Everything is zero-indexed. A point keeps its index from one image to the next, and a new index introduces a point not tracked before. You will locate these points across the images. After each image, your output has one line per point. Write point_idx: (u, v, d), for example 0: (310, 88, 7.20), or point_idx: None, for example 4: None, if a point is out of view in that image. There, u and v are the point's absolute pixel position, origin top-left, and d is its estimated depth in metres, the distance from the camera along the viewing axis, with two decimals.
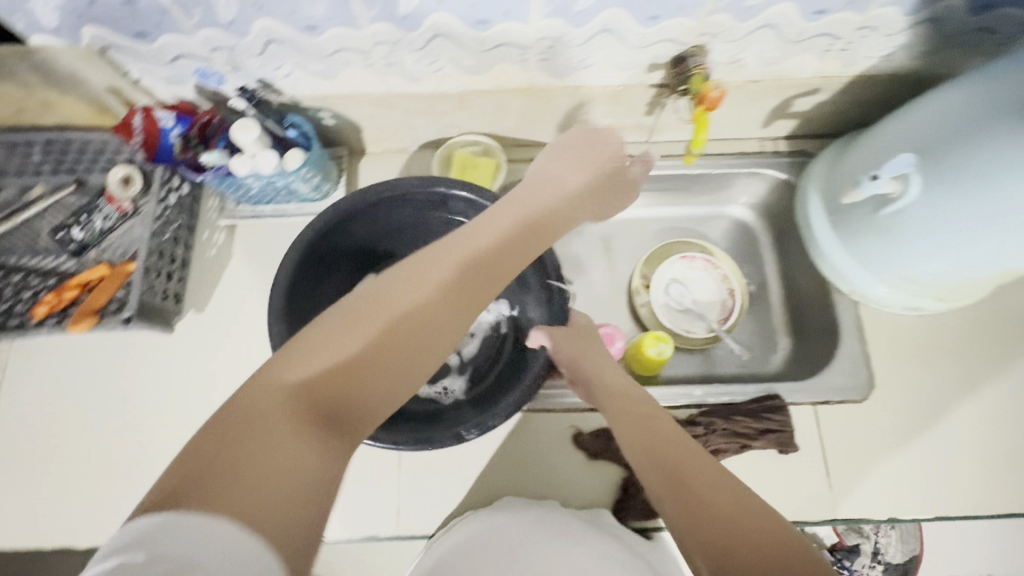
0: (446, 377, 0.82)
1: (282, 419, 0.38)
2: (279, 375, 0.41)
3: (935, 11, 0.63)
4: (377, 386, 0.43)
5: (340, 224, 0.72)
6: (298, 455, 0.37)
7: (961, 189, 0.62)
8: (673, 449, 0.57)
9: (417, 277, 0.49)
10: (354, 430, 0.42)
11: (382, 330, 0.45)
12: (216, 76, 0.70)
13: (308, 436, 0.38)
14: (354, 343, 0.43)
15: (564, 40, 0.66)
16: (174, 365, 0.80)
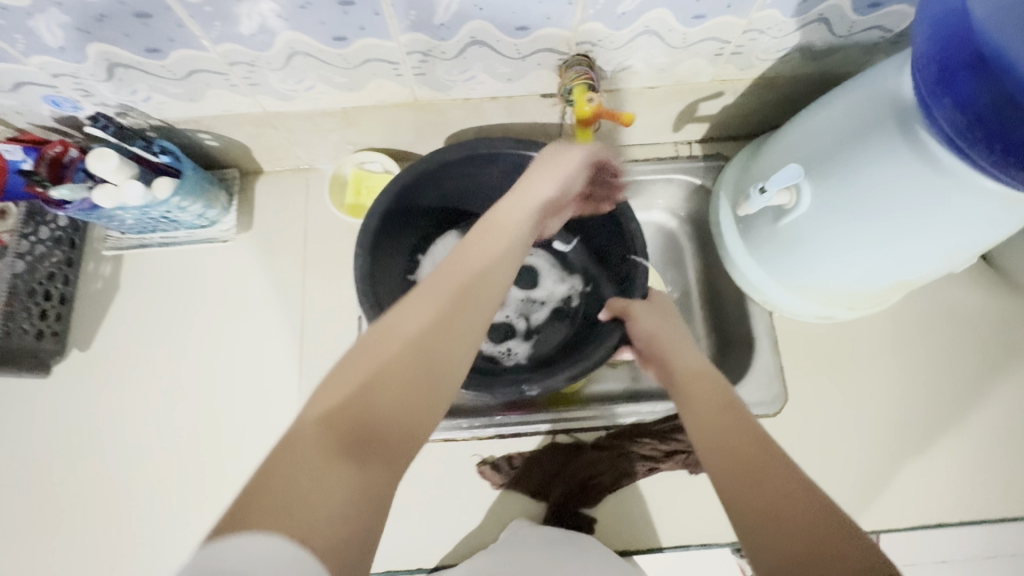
0: (513, 339, 0.82)
1: (316, 454, 0.34)
2: (370, 355, 0.40)
3: (821, 11, 0.60)
4: (407, 405, 0.39)
5: (412, 186, 0.70)
6: (400, 415, 0.38)
7: (850, 200, 0.59)
8: (726, 430, 0.48)
9: (437, 284, 0.45)
10: (401, 443, 0.38)
11: (420, 349, 0.41)
12: (70, 103, 0.65)
13: (339, 462, 0.34)
14: (409, 361, 0.40)
15: (434, 53, 0.61)
16: (66, 409, 0.76)
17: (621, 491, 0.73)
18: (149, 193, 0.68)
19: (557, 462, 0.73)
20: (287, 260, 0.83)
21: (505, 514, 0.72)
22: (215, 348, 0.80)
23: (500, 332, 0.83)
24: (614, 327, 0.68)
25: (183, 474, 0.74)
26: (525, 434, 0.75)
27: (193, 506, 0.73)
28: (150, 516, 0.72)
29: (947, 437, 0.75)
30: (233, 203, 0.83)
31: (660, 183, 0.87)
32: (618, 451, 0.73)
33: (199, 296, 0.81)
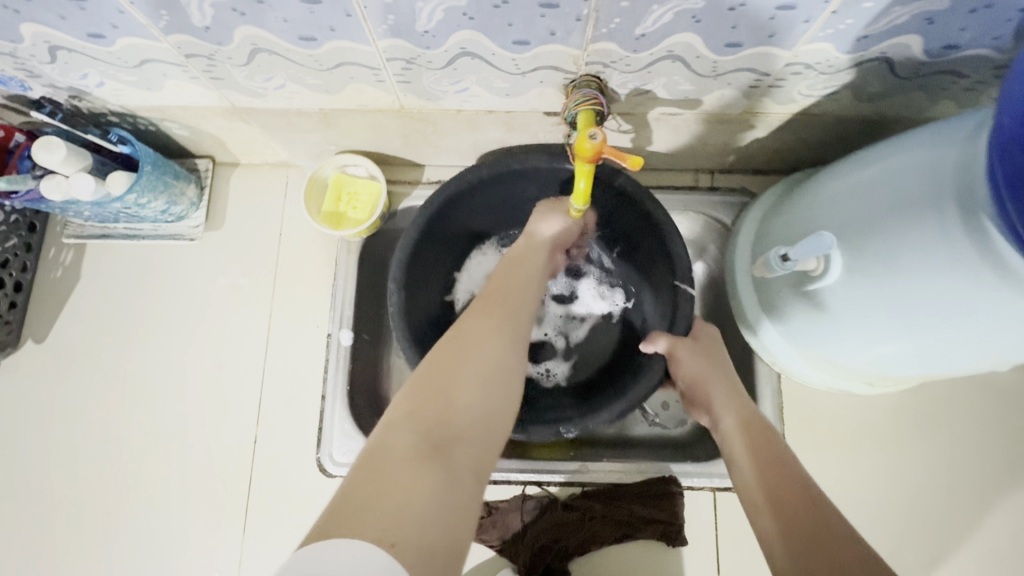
0: (551, 359, 0.75)
1: (406, 454, 0.41)
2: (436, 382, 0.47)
3: (884, 49, 0.50)
4: (476, 413, 0.46)
5: (439, 213, 0.63)
6: (473, 406, 0.46)
7: (888, 280, 0.51)
8: (766, 456, 0.52)
9: (496, 309, 0.54)
10: (469, 442, 0.45)
11: (487, 368, 0.49)
12: (15, 82, 0.58)
13: (422, 462, 0.41)
14: (481, 374, 0.48)
15: (419, 62, 0.53)
16: (18, 404, 0.72)
17: (589, 554, 0.68)
18: (101, 188, 0.62)
19: (523, 517, 0.69)
20: (258, 263, 0.77)
21: (464, 563, 0.68)
22: (175, 353, 0.74)
23: (534, 350, 0.75)
24: (658, 364, 0.60)
25: (133, 485, 0.70)
26: (493, 481, 0.70)
27: (140, 521, 0.69)
28: (97, 525, 0.69)
29: (958, 530, 0.68)
30: (203, 197, 0.77)
31: (674, 214, 0.78)
32: (590, 513, 0.68)
33: (163, 294, 0.76)
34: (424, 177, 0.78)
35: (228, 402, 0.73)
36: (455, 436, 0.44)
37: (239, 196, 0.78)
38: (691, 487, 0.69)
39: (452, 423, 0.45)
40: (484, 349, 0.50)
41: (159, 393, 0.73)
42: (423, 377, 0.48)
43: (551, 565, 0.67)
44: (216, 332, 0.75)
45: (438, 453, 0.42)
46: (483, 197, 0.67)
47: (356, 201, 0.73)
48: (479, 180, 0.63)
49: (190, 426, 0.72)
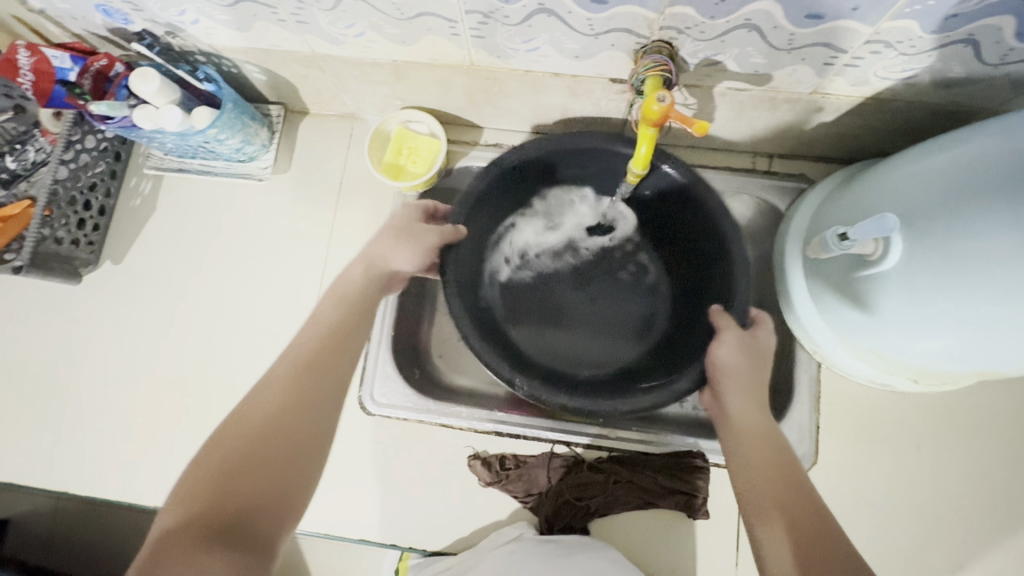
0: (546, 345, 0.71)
1: (190, 544, 0.40)
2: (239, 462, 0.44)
3: (972, 30, 0.48)
4: (268, 478, 0.45)
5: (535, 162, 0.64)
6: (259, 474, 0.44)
7: (947, 268, 0.50)
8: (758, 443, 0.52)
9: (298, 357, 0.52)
10: (270, 513, 0.44)
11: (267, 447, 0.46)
12: (120, 15, 0.63)
13: (198, 554, 0.39)
14: (266, 446, 0.46)
15: (495, 16, 0.54)
16: (96, 318, 0.79)
17: (610, 516, 0.70)
18: (186, 121, 0.66)
19: (549, 474, 0.71)
20: (318, 209, 0.81)
21: (488, 510, 0.71)
22: (236, 286, 0.79)
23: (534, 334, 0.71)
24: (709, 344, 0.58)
25: (187, 403, 0.76)
26: (523, 437, 0.72)
27: (193, 436, 0.75)
28: (154, 437, 0.75)
29: (991, 538, 0.67)
30: (273, 141, 0.81)
31: (728, 195, 0.77)
32: (615, 477, 0.70)
33: (229, 230, 0.81)
34: (482, 139, 0.80)
35: (280, 337, 0.77)
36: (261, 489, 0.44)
37: (306, 144, 0.82)
38: (718, 465, 0.70)
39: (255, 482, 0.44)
40: (274, 410, 0.47)
41: (221, 322, 0.78)
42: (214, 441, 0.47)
43: (573, 522, 0.69)
44: (275, 271, 0.79)
45: (227, 537, 0.41)
46: (604, 160, 0.65)
47: (416, 155, 0.76)
48: (596, 145, 0.63)
49: (244, 356, 0.77)
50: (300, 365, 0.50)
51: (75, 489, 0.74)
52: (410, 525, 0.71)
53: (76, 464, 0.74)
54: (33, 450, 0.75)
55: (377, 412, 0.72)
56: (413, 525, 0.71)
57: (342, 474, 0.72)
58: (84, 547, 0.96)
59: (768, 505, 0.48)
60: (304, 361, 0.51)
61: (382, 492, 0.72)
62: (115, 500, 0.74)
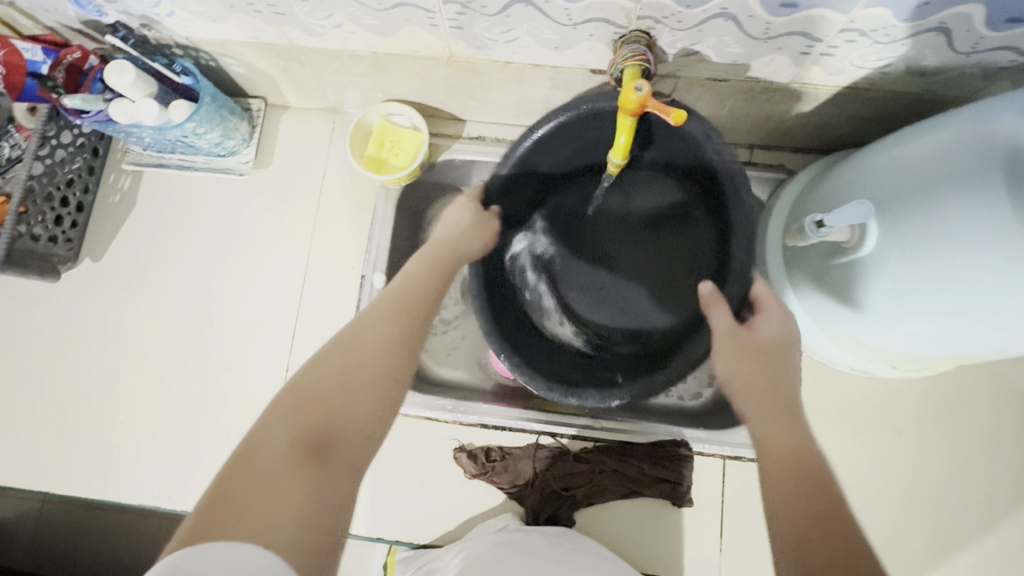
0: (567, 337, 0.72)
1: (298, 433, 0.45)
2: (353, 353, 0.51)
3: (943, 18, 0.49)
4: (330, 406, 0.47)
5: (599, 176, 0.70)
6: (319, 373, 0.49)
7: (925, 253, 0.50)
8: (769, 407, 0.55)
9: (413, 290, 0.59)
10: (356, 443, 0.47)
11: (356, 378, 0.50)
12: (93, 7, 0.61)
13: (300, 450, 0.44)
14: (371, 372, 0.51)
15: (473, 6, 0.54)
16: (77, 317, 0.78)
17: (594, 506, 0.70)
18: (164, 115, 0.65)
19: (535, 464, 0.71)
20: (300, 204, 0.80)
21: (475, 503, 0.71)
22: (217, 283, 0.78)
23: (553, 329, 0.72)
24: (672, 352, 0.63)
25: (170, 400, 0.75)
26: (509, 428, 0.72)
27: (177, 433, 0.74)
28: (137, 436, 0.74)
29: (970, 520, 0.68)
30: (253, 135, 0.80)
31: None
32: (600, 467, 0.70)
33: (211, 224, 0.80)
34: (464, 132, 0.80)
35: (264, 333, 0.77)
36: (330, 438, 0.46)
37: (287, 137, 0.81)
38: (701, 453, 0.71)
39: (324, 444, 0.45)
40: (376, 352, 0.52)
41: (204, 316, 0.78)
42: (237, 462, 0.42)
43: (558, 513, 0.69)
44: (258, 266, 0.79)
45: (319, 456, 0.44)
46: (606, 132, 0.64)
47: (398, 149, 0.76)
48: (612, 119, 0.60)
49: (227, 353, 0.76)
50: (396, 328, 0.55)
51: (58, 490, 0.73)
52: (396, 518, 0.71)
53: (57, 465, 0.73)
54: (12, 450, 0.74)
55: None
56: (399, 519, 0.71)
57: None
58: (68, 549, 0.95)
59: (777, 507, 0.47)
60: (435, 281, 0.61)
61: (368, 487, 0.71)
62: (97, 499, 0.73)
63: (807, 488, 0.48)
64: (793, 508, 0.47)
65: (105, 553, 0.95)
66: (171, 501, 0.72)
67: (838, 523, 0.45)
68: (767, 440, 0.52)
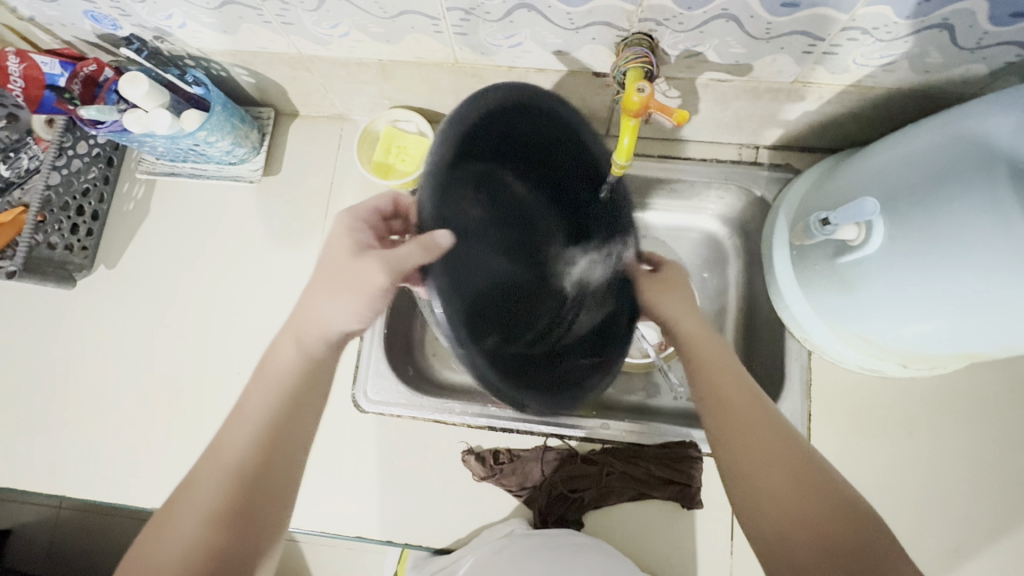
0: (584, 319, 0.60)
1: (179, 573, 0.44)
2: (217, 475, 0.48)
3: (946, 15, 0.49)
4: (200, 534, 0.45)
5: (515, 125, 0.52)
6: (192, 506, 0.47)
7: (937, 251, 0.50)
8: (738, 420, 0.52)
9: (283, 375, 0.52)
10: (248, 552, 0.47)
11: (234, 494, 0.47)
12: (109, 21, 0.63)
13: None
14: (258, 484, 0.48)
15: (477, 12, 0.55)
16: (92, 324, 0.79)
17: (604, 509, 0.70)
18: (176, 124, 0.66)
19: (543, 467, 0.71)
20: (309, 210, 0.81)
21: (484, 506, 0.71)
22: (228, 289, 0.80)
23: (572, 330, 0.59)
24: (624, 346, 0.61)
25: (183, 404, 0.76)
26: (516, 430, 0.72)
27: (189, 437, 0.75)
28: (150, 440, 0.75)
29: (987, 522, 0.67)
30: (263, 143, 0.81)
31: (713, 189, 0.78)
32: (608, 469, 0.70)
33: (222, 231, 0.81)
34: None
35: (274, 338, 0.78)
36: (252, 526, 0.47)
37: (296, 145, 0.83)
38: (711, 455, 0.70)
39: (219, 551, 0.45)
40: (244, 455, 0.48)
41: (214, 321, 0.79)
42: None
43: (567, 515, 0.69)
44: (268, 272, 0.80)
45: None
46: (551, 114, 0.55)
47: (405, 154, 0.77)
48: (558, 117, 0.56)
49: (237, 358, 0.77)
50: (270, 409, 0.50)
51: (73, 495, 0.74)
52: (406, 521, 0.71)
53: (73, 469, 0.75)
54: (28, 456, 0.75)
55: (371, 409, 0.72)
56: (409, 523, 0.71)
57: (338, 473, 0.72)
58: (84, 553, 0.96)
59: (783, 515, 0.47)
60: (306, 346, 0.54)
61: (377, 490, 0.72)
62: (111, 503, 0.74)
63: (804, 494, 0.47)
64: (797, 520, 0.46)
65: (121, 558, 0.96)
66: None
67: (853, 533, 0.45)
68: (710, 386, 0.55)
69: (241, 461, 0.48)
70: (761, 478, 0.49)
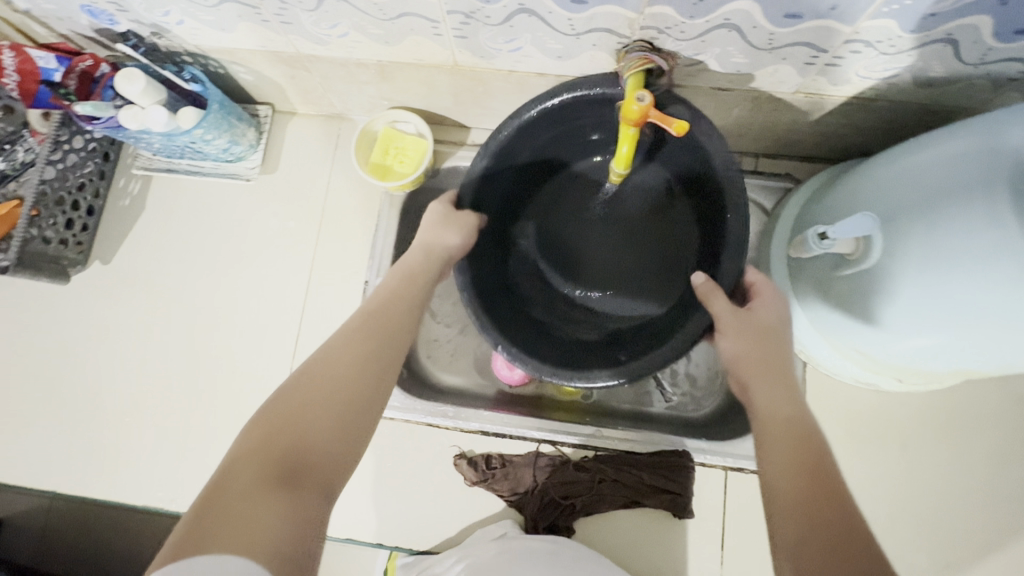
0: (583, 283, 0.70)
1: (257, 482, 0.37)
2: (325, 351, 0.46)
3: (950, 29, 0.48)
4: (326, 404, 0.42)
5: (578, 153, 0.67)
6: (321, 363, 0.45)
7: (930, 268, 0.50)
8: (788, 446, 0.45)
9: (382, 297, 0.53)
10: (330, 451, 0.41)
11: (355, 357, 0.46)
12: (106, 16, 0.63)
13: (271, 487, 0.37)
14: (342, 378, 0.44)
15: (477, 16, 0.55)
16: (85, 320, 0.79)
17: (595, 515, 0.70)
18: (172, 121, 0.66)
19: (535, 473, 0.71)
20: (306, 209, 0.81)
21: (476, 511, 0.71)
22: (225, 288, 0.79)
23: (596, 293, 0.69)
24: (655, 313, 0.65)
25: (176, 403, 0.76)
26: (509, 435, 0.72)
27: (181, 436, 0.75)
28: (143, 438, 0.75)
29: (977, 540, 0.67)
30: (261, 141, 0.81)
31: None
32: (601, 476, 0.70)
33: (219, 228, 0.81)
34: (468, 139, 0.81)
35: (268, 337, 0.78)
36: (357, 415, 0.44)
37: (294, 143, 0.82)
38: (703, 464, 0.70)
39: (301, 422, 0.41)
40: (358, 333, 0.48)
41: (208, 320, 0.78)
42: (208, 496, 0.36)
43: (557, 522, 0.69)
44: (264, 271, 0.80)
45: (296, 479, 0.38)
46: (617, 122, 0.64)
47: (403, 155, 0.76)
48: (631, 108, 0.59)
49: (231, 357, 0.77)
50: (402, 295, 0.54)
51: (64, 490, 0.74)
52: (397, 525, 0.71)
53: (63, 465, 0.74)
54: (19, 451, 0.75)
55: None
56: (399, 526, 0.71)
57: None
58: (77, 546, 0.97)
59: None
60: (393, 295, 0.54)
61: (368, 493, 0.72)
62: (99, 500, 0.74)
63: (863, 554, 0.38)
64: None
65: (113, 553, 0.96)
66: (173, 502, 0.73)
67: None
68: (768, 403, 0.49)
69: (372, 314, 0.51)
70: (810, 532, 0.40)
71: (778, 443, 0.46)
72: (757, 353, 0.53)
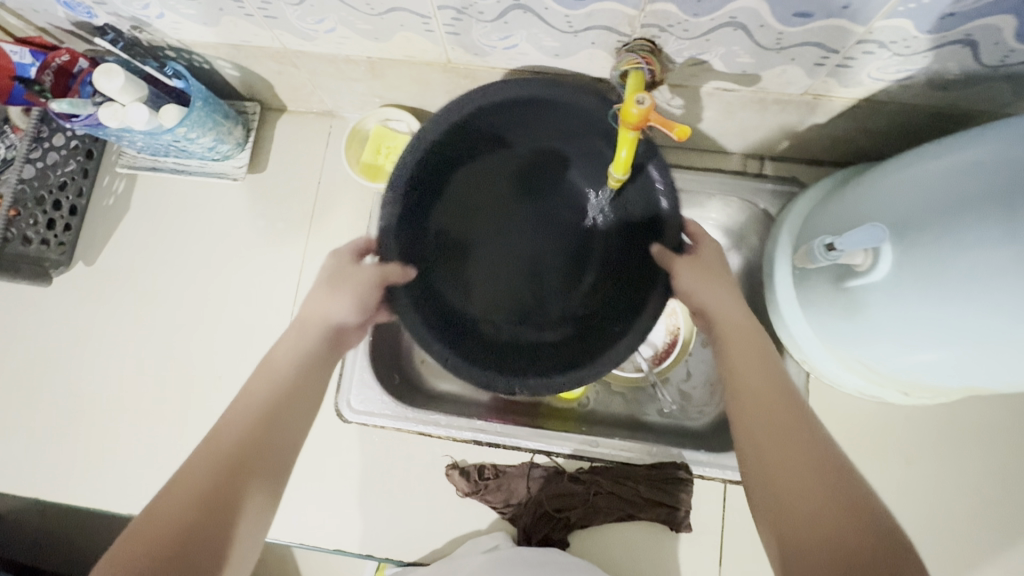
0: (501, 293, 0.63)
1: None
2: (226, 427, 0.45)
3: (970, 30, 0.46)
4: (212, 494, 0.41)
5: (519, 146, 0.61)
6: (219, 438, 0.44)
7: (941, 283, 0.47)
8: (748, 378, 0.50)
9: (292, 362, 0.52)
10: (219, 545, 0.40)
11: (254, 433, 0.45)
12: (83, 8, 0.60)
13: None
14: (242, 456, 0.44)
15: (470, 12, 0.52)
16: (69, 322, 0.77)
17: (589, 527, 0.68)
18: (153, 119, 0.63)
19: (528, 483, 0.69)
20: (295, 210, 0.79)
21: (468, 522, 0.69)
22: (211, 290, 0.77)
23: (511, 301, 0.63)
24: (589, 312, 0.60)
25: (161, 409, 0.74)
26: (502, 445, 0.70)
27: (166, 443, 0.73)
28: (127, 444, 0.73)
29: (982, 557, 0.65)
30: (249, 139, 0.78)
31: (714, 200, 0.75)
32: (596, 488, 0.68)
33: (204, 228, 0.79)
34: None
35: (256, 342, 0.75)
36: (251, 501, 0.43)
37: (283, 141, 0.80)
38: (702, 476, 0.68)
39: (257, 467, 0.44)
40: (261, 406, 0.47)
41: (194, 323, 0.76)
42: None
43: (551, 535, 0.67)
44: (250, 274, 0.77)
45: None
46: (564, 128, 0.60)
47: (395, 155, 0.74)
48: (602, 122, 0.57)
49: (217, 362, 0.75)
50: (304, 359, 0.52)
51: (47, 497, 0.72)
52: (387, 536, 0.69)
53: (46, 471, 0.73)
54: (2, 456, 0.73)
55: (354, 420, 0.70)
56: (389, 537, 0.69)
57: (318, 483, 0.70)
58: (67, 547, 0.95)
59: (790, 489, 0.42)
60: (300, 359, 0.52)
61: (358, 503, 0.70)
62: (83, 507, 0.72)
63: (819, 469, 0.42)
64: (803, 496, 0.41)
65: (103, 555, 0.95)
66: None
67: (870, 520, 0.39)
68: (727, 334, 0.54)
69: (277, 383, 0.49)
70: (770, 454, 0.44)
71: (738, 375, 0.50)
72: (716, 294, 0.56)
